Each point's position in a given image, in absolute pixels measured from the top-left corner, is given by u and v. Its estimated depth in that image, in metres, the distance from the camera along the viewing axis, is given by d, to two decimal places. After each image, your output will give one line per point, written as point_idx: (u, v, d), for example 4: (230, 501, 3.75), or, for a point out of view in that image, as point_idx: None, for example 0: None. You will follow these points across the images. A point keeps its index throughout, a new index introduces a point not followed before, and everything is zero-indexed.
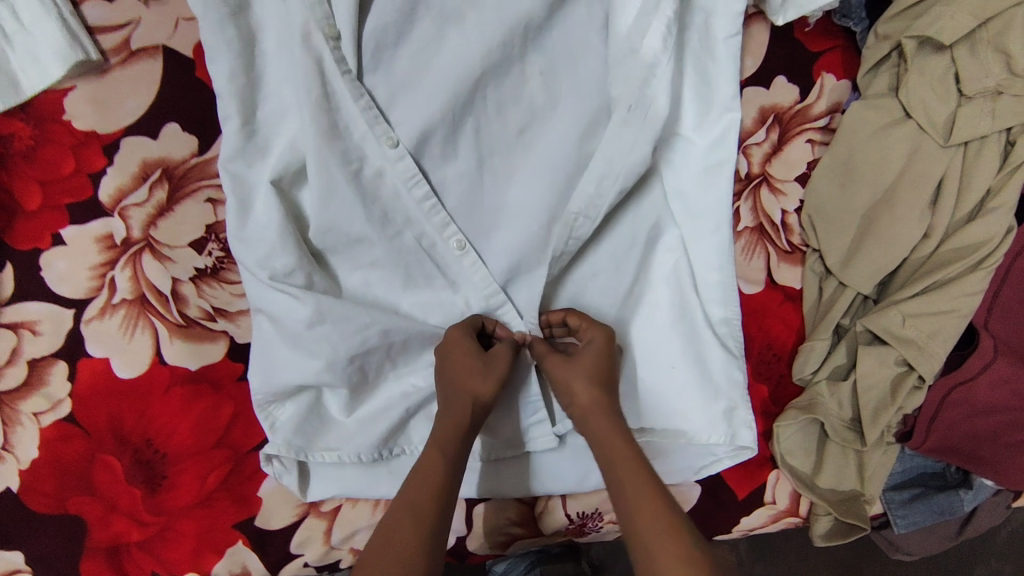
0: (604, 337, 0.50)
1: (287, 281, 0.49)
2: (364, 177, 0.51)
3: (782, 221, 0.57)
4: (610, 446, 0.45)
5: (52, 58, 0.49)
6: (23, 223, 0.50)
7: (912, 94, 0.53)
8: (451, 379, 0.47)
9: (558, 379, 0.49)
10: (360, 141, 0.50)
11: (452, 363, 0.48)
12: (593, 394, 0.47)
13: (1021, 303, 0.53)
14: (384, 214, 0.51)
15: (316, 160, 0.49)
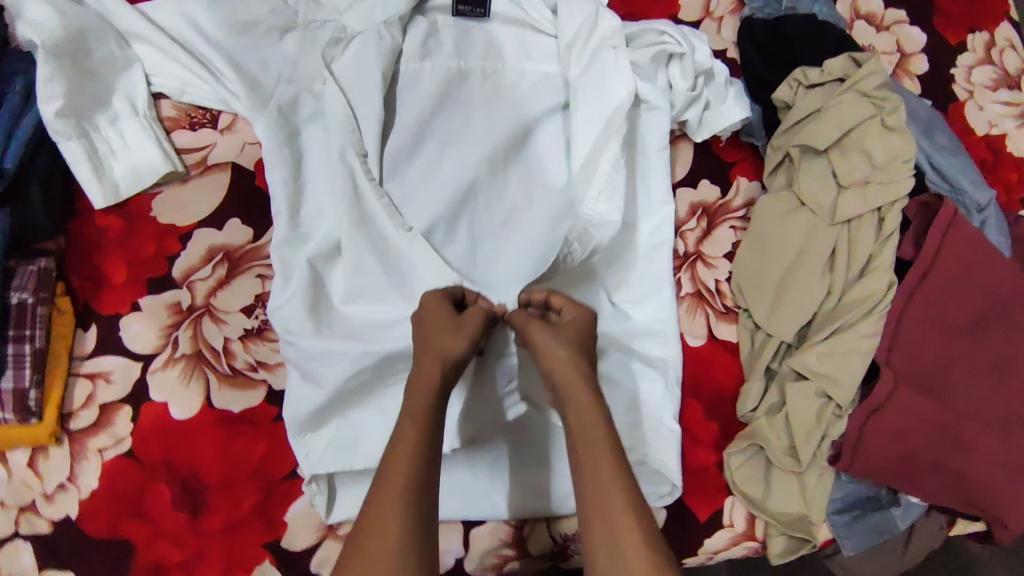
0: (586, 316, 0.60)
1: (320, 332, 0.61)
2: (387, 251, 0.64)
3: (716, 288, 0.71)
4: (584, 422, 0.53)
5: (149, 170, 0.65)
6: (109, 294, 0.63)
7: (803, 187, 0.70)
8: (424, 340, 0.56)
9: (543, 344, 0.57)
10: (382, 229, 0.64)
11: (429, 327, 0.56)
12: (574, 361, 0.57)
13: (914, 343, 0.65)
14: (402, 277, 0.64)
15: (348, 240, 0.63)
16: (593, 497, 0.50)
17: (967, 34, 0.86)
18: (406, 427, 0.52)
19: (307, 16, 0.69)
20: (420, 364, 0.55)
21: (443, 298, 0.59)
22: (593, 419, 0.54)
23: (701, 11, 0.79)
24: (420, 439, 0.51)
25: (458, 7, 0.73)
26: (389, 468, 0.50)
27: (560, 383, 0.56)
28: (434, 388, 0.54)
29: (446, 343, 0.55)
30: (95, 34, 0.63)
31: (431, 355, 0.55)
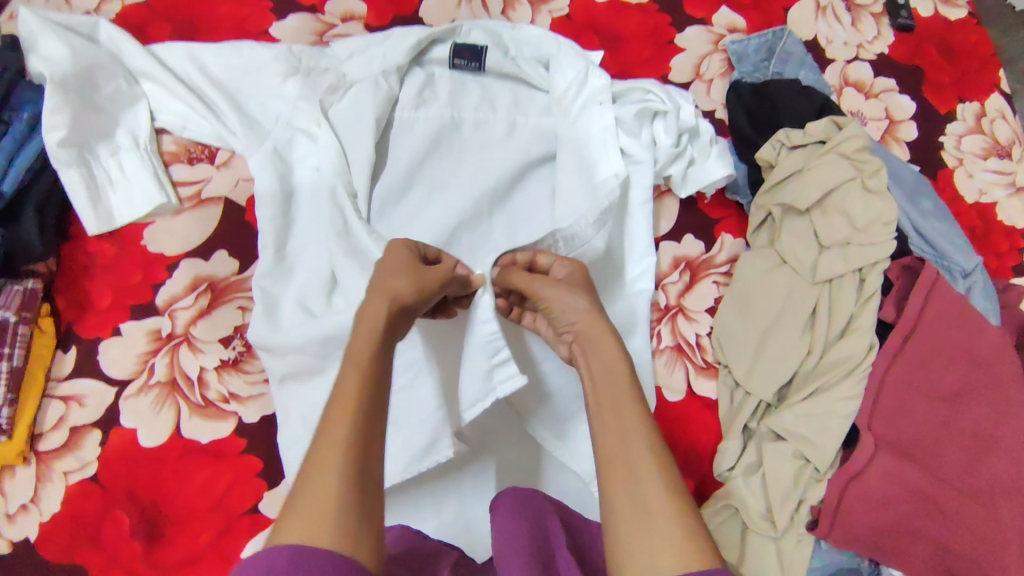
0: (581, 271, 0.58)
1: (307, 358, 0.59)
2: None
3: (696, 342, 0.71)
4: (610, 371, 0.50)
5: (143, 200, 0.67)
6: (91, 318, 0.64)
7: (784, 246, 0.71)
8: (377, 280, 0.50)
9: (552, 291, 0.54)
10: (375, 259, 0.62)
11: (390, 268, 0.51)
12: (584, 305, 0.54)
13: (897, 409, 0.64)
14: None
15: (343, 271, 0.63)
16: (614, 443, 0.46)
17: (957, 104, 0.87)
18: (348, 373, 0.45)
19: (309, 62, 0.71)
20: (368, 300, 0.49)
21: (409, 247, 0.54)
22: (618, 365, 0.50)
23: (691, 74, 0.83)
24: (363, 386, 0.44)
25: (455, 60, 0.75)
26: (330, 419, 0.43)
27: (585, 331, 0.52)
28: (383, 326, 0.47)
29: (406, 284, 0.50)
30: (104, 71, 0.67)
31: (385, 292, 0.49)
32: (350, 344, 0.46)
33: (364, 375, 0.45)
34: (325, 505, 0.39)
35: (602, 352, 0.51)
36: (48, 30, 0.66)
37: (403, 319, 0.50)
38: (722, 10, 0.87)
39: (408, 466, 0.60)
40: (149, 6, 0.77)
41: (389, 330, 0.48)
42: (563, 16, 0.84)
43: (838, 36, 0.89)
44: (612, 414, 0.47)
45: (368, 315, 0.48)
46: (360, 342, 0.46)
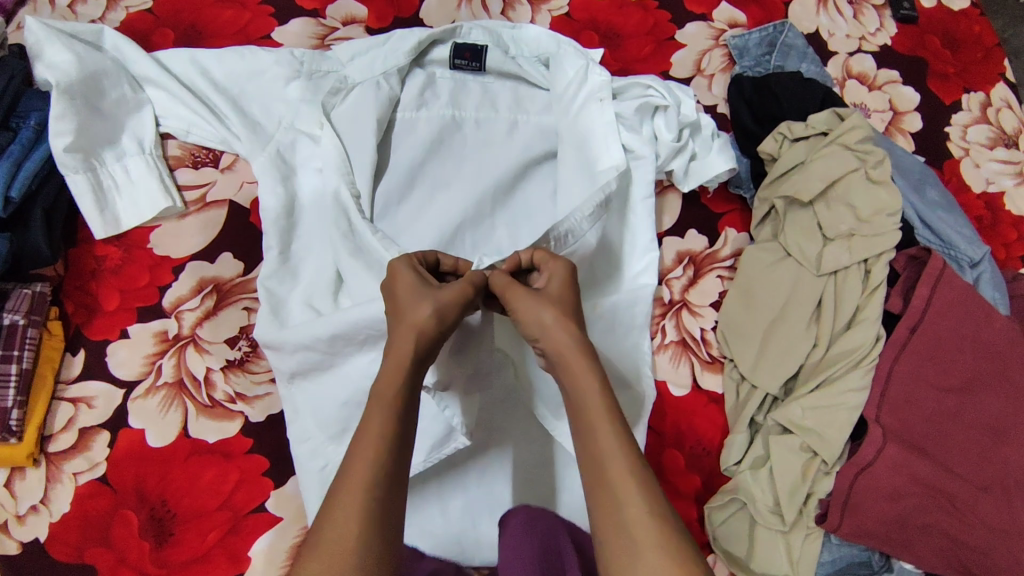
0: (565, 271, 0.55)
1: (307, 355, 0.60)
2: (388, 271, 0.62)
3: (701, 337, 0.71)
4: (584, 392, 0.50)
5: (149, 203, 0.68)
6: (99, 321, 0.65)
7: (789, 239, 0.70)
8: (398, 315, 0.51)
9: (530, 310, 0.52)
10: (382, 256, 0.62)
11: (402, 300, 0.51)
12: (564, 326, 0.52)
13: (905, 400, 0.63)
14: None
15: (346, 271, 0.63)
16: (593, 465, 0.47)
17: (963, 94, 0.87)
18: (372, 417, 0.47)
19: (311, 65, 0.72)
20: (394, 341, 0.50)
21: (413, 267, 0.54)
22: (590, 390, 0.49)
23: (692, 69, 0.83)
24: (387, 429, 0.47)
25: (456, 61, 0.76)
26: (352, 464, 0.45)
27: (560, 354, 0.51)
28: (408, 368, 0.49)
29: (425, 312, 0.50)
30: (110, 78, 0.68)
31: (407, 329, 0.50)
32: (377, 388, 0.48)
33: (388, 419, 0.47)
34: (345, 548, 0.42)
35: (573, 373, 0.50)
36: (54, 38, 0.67)
37: (432, 346, 0.50)
38: (723, 6, 0.87)
39: (427, 456, 0.60)
40: (154, 15, 0.79)
41: (416, 365, 0.50)
42: (563, 14, 0.84)
43: (840, 29, 0.89)
44: (596, 437, 0.48)
45: (396, 357, 0.49)
46: (384, 384, 0.48)
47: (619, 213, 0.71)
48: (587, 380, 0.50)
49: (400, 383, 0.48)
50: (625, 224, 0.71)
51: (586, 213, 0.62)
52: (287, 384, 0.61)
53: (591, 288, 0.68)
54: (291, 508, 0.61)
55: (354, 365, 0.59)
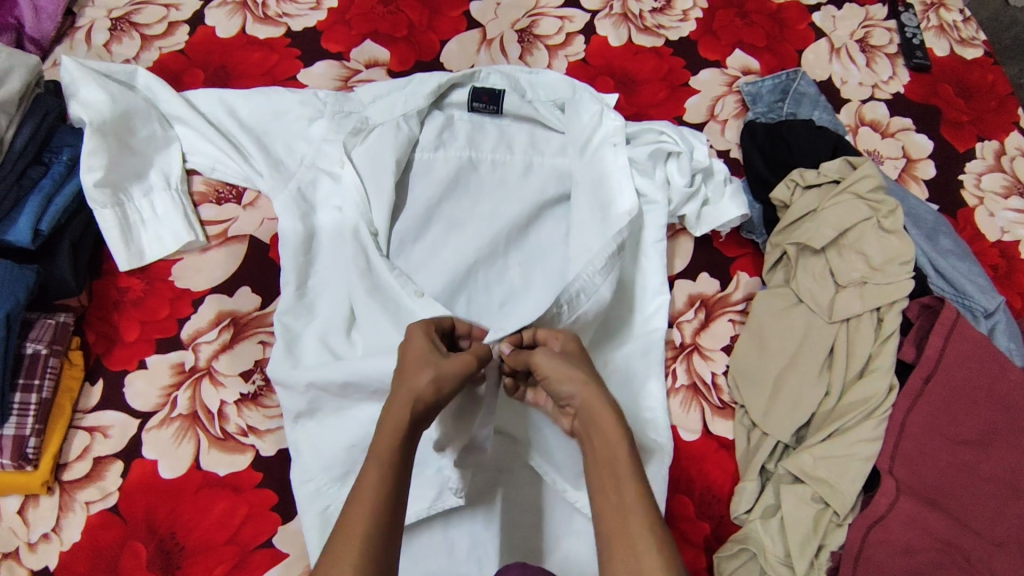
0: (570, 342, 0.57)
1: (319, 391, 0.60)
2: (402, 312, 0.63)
3: (712, 381, 0.71)
4: (610, 447, 0.50)
5: (172, 237, 0.70)
6: (119, 351, 0.67)
7: (801, 286, 0.71)
8: (400, 375, 0.52)
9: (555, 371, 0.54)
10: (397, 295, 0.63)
11: (408, 364, 0.52)
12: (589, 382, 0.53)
13: (919, 453, 0.62)
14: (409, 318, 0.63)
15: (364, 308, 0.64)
16: (613, 517, 0.47)
17: (977, 142, 0.87)
18: (371, 470, 0.48)
19: (334, 107, 0.75)
20: (393, 400, 0.51)
21: (427, 334, 0.55)
22: (618, 447, 0.50)
23: (705, 114, 0.84)
24: (384, 485, 0.47)
25: (474, 104, 0.78)
26: (348, 518, 0.46)
27: (587, 408, 0.52)
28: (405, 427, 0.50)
29: (424, 379, 0.50)
30: (141, 116, 0.71)
31: (406, 395, 0.50)
32: (375, 442, 0.49)
33: (386, 471, 0.48)
34: None
35: (602, 428, 0.51)
36: (89, 78, 0.70)
37: (426, 413, 0.51)
38: (736, 53, 0.89)
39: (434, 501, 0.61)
40: (185, 55, 0.82)
41: (413, 426, 0.50)
42: (579, 60, 0.86)
43: (853, 77, 0.90)
44: (615, 491, 0.48)
45: (391, 417, 0.50)
46: (382, 441, 0.49)
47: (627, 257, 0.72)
48: (614, 434, 0.50)
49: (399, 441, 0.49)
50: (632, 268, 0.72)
51: (596, 266, 0.63)
52: (299, 422, 0.62)
53: (602, 339, 0.69)
54: (298, 544, 0.61)
55: (368, 403, 0.60)
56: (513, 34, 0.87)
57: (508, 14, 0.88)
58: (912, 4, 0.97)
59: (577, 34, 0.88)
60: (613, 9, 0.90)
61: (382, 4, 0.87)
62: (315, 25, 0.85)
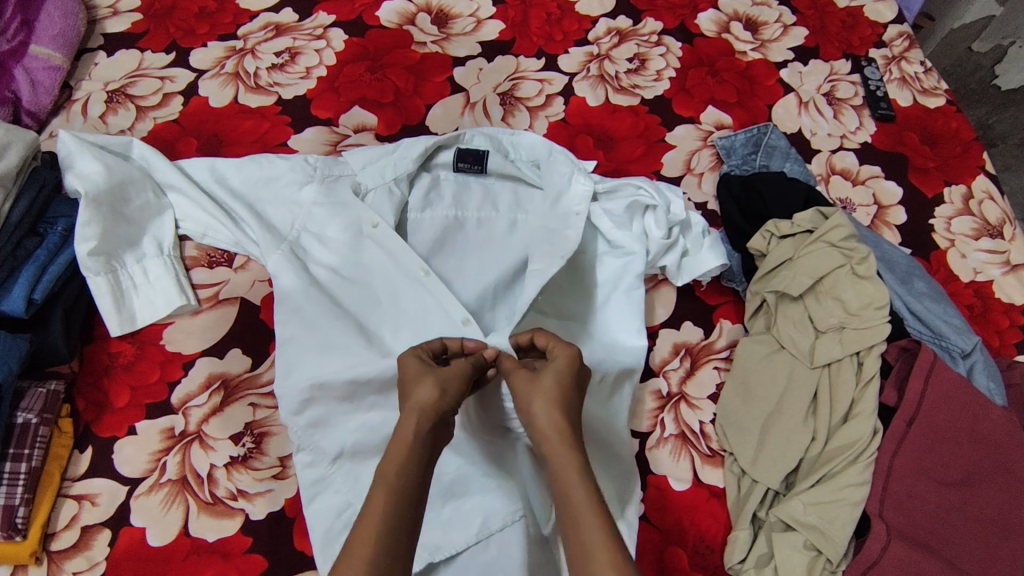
0: (566, 354, 0.58)
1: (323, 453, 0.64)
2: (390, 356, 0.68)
3: (700, 430, 0.71)
4: (564, 479, 0.51)
5: (164, 302, 0.71)
6: (109, 417, 0.67)
7: (782, 332, 0.72)
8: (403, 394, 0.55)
9: (524, 396, 0.56)
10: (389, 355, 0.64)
11: (407, 384, 0.56)
12: (551, 416, 0.54)
13: (908, 495, 0.63)
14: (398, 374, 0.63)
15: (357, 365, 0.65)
16: (578, 550, 0.48)
17: (944, 187, 0.90)
18: (377, 496, 0.49)
19: (324, 170, 0.76)
20: (403, 417, 0.53)
21: (419, 357, 0.59)
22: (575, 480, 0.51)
23: (682, 168, 0.87)
24: (389, 507, 0.48)
25: (458, 164, 0.80)
26: (354, 541, 0.47)
27: (543, 440, 0.54)
28: (414, 446, 0.51)
29: (428, 393, 0.54)
30: (135, 185, 0.73)
31: (413, 409, 0.53)
32: (382, 465, 0.51)
33: (391, 502, 0.48)
34: None
35: (558, 462, 0.52)
36: (85, 150, 0.72)
37: (433, 426, 0.53)
38: (709, 109, 0.93)
39: (481, 527, 0.64)
40: (178, 124, 0.85)
41: (418, 443, 0.52)
42: (559, 120, 0.90)
43: (821, 128, 0.94)
44: (579, 524, 0.49)
45: (400, 439, 0.52)
46: (389, 467, 0.50)
47: (593, 294, 0.75)
48: (571, 467, 0.51)
49: (407, 467, 0.50)
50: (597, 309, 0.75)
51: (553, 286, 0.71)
52: None
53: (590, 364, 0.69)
54: None
55: None
56: (495, 97, 0.91)
57: (491, 78, 0.92)
58: (874, 58, 1.02)
59: (556, 96, 0.92)
60: (590, 71, 0.94)
61: (370, 72, 0.91)
62: (305, 93, 0.89)
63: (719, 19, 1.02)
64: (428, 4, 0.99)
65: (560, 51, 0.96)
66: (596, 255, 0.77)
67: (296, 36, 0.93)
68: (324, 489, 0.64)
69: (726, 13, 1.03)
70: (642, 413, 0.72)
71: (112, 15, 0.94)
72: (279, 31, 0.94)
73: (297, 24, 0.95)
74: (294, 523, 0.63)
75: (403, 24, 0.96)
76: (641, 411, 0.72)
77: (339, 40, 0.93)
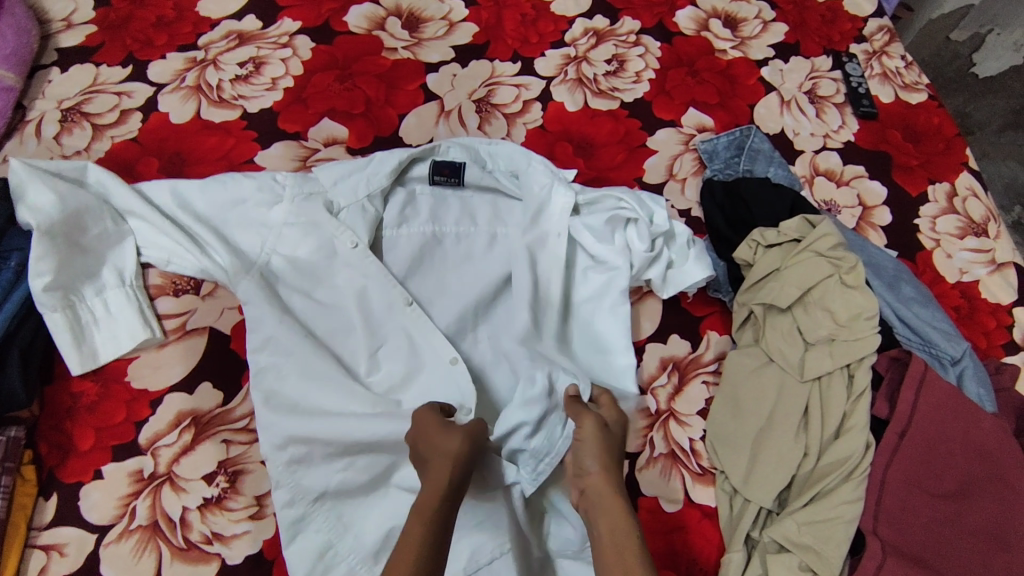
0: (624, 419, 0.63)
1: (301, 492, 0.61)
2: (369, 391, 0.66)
3: (690, 447, 0.70)
4: (617, 531, 0.54)
5: (128, 336, 0.68)
6: (75, 461, 0.63)
7: (771, 344, 0.71)
8: (429, 443, 0.57)
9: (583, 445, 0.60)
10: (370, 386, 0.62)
11: (430, 434, 0.57)
12: (604, 469, 0.58)
13: (901, 510, 0.62)
14: None
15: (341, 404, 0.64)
16: None
17: (928, 185, 0.89)
18: (415, 526, 0.52)
19: (293, 189, 0.72)
20: (431, 466, 0.56)
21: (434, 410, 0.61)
22: (624, 528, 0.54)
23: (664, 173, 0.85)
24: (427, 548, 0.51)
25: (435, 177, 0.77)
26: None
27: (592, 494, 0.57)
28: (447, 490, 0.54)
29: (456, 444, 0.56)
30: (92, 214, 0.69)
31: (446, 457, 0.56)
32: (418, 502, 0.54)
33: (430, 534, 0.51)
34: None
35: (609, 513, 0.55)
36: (37, 178, 0.67)
37: (463, 473, 0.56)
38: (690, 112, 0.90)
39: (469, 562, 0.60)
40: (138, 143, 0.81)
41: (453, 487, 0.55)
42: (537, 127, 0.87)
43: (804, 128, 0.93)
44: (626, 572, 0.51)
45: (437, 482, 0.54)
46: (425, 503, 0.53)
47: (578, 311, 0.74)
48: (621, 521, 0.55)
49: (443, 503, 0.53)
50: (586, 332, 0.74)
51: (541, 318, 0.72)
52: None
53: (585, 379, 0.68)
54: None
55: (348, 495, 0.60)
56: (470, 105, 0.88)
57: (465, 85, 0.89)
58: (855, 53, 1.00)
59: (533, 101, 0.89)
60: (568, 75, 0.91)
61: (338, 81, 0.87)
62: (271, 106, 0.85)
63: (698, 16, 1.00)
64: (397, 6, 0.95)
65: (536, 54, 0.93)
66: (580, 271, 0.75)
67: (261, 44, 0.89)
68: (303, 528, 0.61)
69: (704, 11, 1.01)
70: (631, 433, 0.70)
71: (65, 28, 0.89)
72: (242, 40, 0.89)
73: (261, 32, 0.90)
74: (273, 566, 0.61)
75: (372, 29, 0.92)
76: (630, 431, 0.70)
77: (305, 48, 0.89)
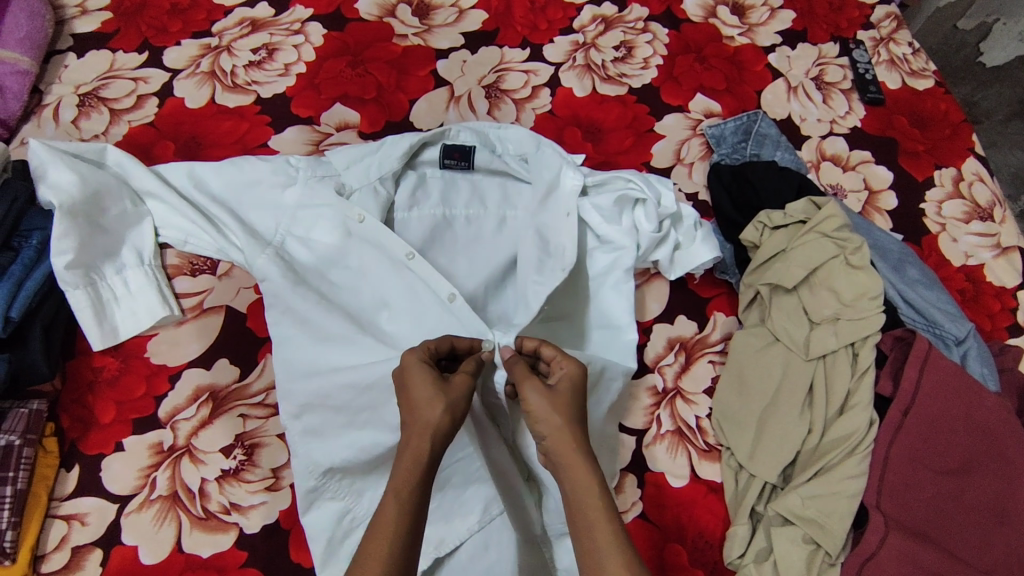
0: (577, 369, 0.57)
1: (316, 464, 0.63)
2: None
3: (697, 425, 0.71)
4: (583, 491, 0.51)
5: (147, 314, 0.69)
6: (96, 434, 0.65)
7: (776, 324, 0.72)
8: (411, 414, 0.54)
9: (536, 406, 0.55)
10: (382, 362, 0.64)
11: (411, 404, 0.54)
12: (565, 425, 0.54)
13: (905, 485, 0.63)
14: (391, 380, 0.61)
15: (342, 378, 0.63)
16: (592, 559, 0.48)
17: (934, 170, 0.90)
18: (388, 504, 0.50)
19: (307, 172, 0.74)
20: (408, 438, 0.53)
21: (421, 366, 0.56)
22: (587, 485, 0.51)
23: (672, 158, 0.86)
24: (400, 523, 0.49)
25: (445, 161, 0.78)
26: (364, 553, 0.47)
27: (553, 450, 0.54)
28: (421, 464, 0.52)
29: (434, 414, 0.53)
30: (111, 194, 0.70)
31: (421, 430, 0.53)
32: (392, 478, 0.51)
33: (403, 509, 0.50)
34: None
35: (571, 470, 0.52)
36: (57, 159, 0.69)
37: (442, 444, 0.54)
38: (698, 98, 0.91)
39: (482, 514, 0.63)
40: (154, 127, 0.82)
41: (429, 460, 0.53)
42: (546, 112, 0.88)
43: (811, 114, 0.93)
44: (593, 534, 0.49)
45: (416, 455, 0.52)
46: (399, 482, 0.51)
47: (583, 287, 0.75)
48: (585, 477, 0.52)
49: (414, 476, 0.51)
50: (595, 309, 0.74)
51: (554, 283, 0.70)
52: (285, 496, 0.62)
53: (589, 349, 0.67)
54: None
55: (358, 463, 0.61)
56: (481, 90, 0.89)
57: (475, 71, 0.90)
58: (863, 39, 1.00)
59: (542, 87, 0.90)
60: (576, 61, 0.92)
61: (350, 68, 0.88)
62: (284, 91, 0.86)
63: (706, 3, 1.00)
64: None
65: (545, 41, 0.94)
66: (586, 251, 0.76)
67: (274, 31, 0.91)
68: (319, 497, 0.63)
69: None
70: (638, 411, 0.71)
71: (80, 14, 0.91)
72: (255, 26, 0.91)
73: (273, 19, 0.92)
74: (290, 535, 0.63)
75: (383, 16, 0.93)
76: (637, 408, 0.71)
77: (317, 35, 0.91)
